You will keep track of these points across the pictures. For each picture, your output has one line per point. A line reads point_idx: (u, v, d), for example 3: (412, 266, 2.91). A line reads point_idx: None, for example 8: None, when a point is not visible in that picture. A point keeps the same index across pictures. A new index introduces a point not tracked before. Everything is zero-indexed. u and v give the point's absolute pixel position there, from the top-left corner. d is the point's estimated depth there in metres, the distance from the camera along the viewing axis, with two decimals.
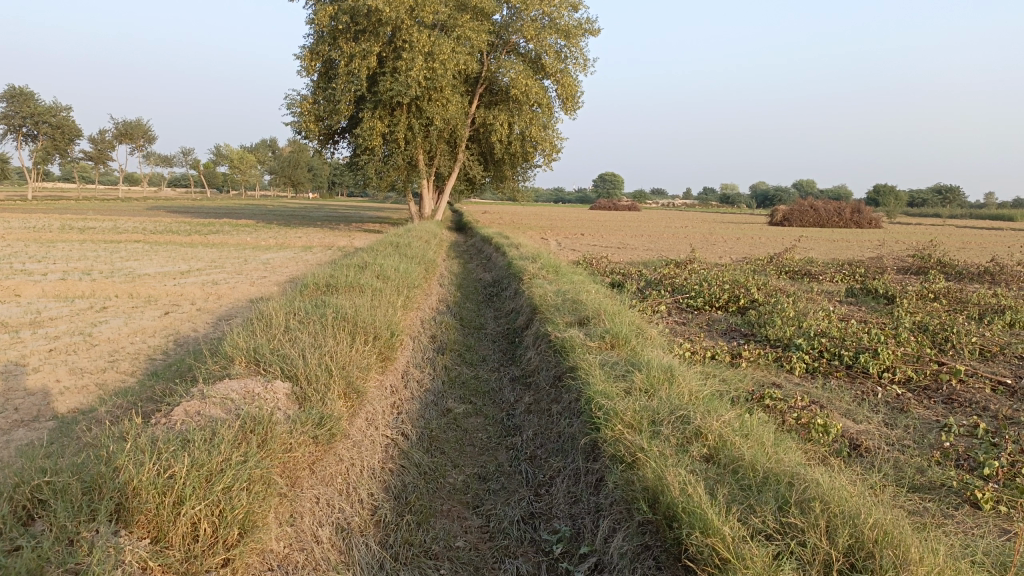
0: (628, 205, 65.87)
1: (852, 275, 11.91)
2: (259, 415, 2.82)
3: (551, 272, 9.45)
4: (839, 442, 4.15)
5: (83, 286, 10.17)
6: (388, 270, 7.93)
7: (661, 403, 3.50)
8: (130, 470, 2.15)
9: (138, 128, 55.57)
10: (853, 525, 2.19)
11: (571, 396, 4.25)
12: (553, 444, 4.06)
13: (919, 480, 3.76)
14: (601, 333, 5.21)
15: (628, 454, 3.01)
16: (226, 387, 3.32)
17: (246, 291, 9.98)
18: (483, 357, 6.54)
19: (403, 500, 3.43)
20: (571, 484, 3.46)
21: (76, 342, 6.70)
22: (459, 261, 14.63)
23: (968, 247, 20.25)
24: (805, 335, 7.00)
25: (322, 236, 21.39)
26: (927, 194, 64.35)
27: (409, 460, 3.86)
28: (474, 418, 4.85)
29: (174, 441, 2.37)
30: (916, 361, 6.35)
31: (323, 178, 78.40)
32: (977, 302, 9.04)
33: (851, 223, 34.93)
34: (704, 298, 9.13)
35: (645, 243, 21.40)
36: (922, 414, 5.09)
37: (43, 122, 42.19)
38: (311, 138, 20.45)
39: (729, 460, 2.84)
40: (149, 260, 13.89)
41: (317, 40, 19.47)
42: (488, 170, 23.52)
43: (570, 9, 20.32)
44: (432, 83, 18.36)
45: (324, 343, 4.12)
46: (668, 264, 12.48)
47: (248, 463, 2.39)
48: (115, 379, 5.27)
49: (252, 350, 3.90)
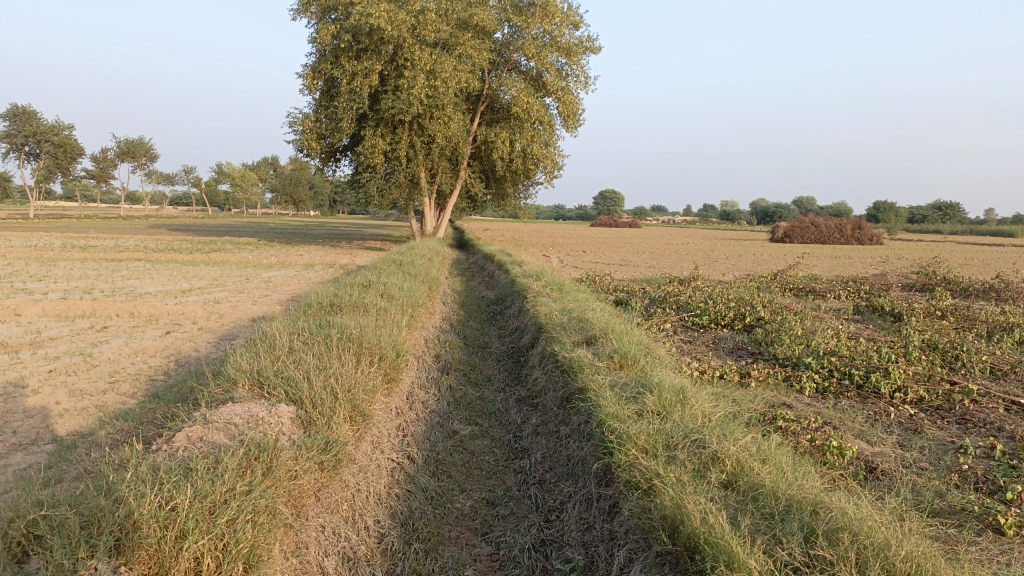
0: (629, 221, 65.96)
1: (858, 292, 11.83)
2: (264, 441, 2.73)
3: (555, 290, 9.38)
4: (855, 465, 4.06)
5: (83, 305, 10.09)
6: (392, 289, 7.85)
7: (674, 426, 3.41)
8: (131, 503, 2.07)
9: (140, 146, 55.71)
10: (884, 557, 2.11)
11: (580, 418, 4.17)
12: (562, 468, 3.96)
13: (939, 504, 3.65)
14: (609, 353, 5.12)
15: (644, 480, 2.93)
16: (229, 411, 3.23)
17: (248, 310, 9.90)
18: (488, 377, 6.46)
19: (410, 527, 3.34)
20: (583, 510, 3.37)
21: (76, 363, 6.62)
22: (461, 279, 14.57)
23: (972, 263, 20.20)
24: (814, 354, 6.90)
25: (323, 254, 21.37)
26: (926, 210, 64.43)
27: (415, 484, 3.77)
28: (480, 441, 4.75)
29: (177, 470, 2.28)
30: (927, 380, 6.26)
31: (324, 196, 78.60)
32: (985, 320, 8.95)
33: (852, 240, 34.89)
34: (710, 316, 9.04)
35: (648, 260, 21.35)
36: (937, 435, 4.99)
37: (45, 141, 42.32)
38: (312, 156, 20.45)
39: (748, 487, 2.76)
40: (150, 279, 13.80)
41: (319, 58, 19.51)
42: (490, 188, 23.52)
43: (571, 28, 20.37)
44: (434, 100, 18.38)
45: (328, 365, 4.04)
46: (672, 281, 12.41)
47: (254, 493, 2.30)
48: (116, 401, 5.18)
49: (255, 372, 3.81)
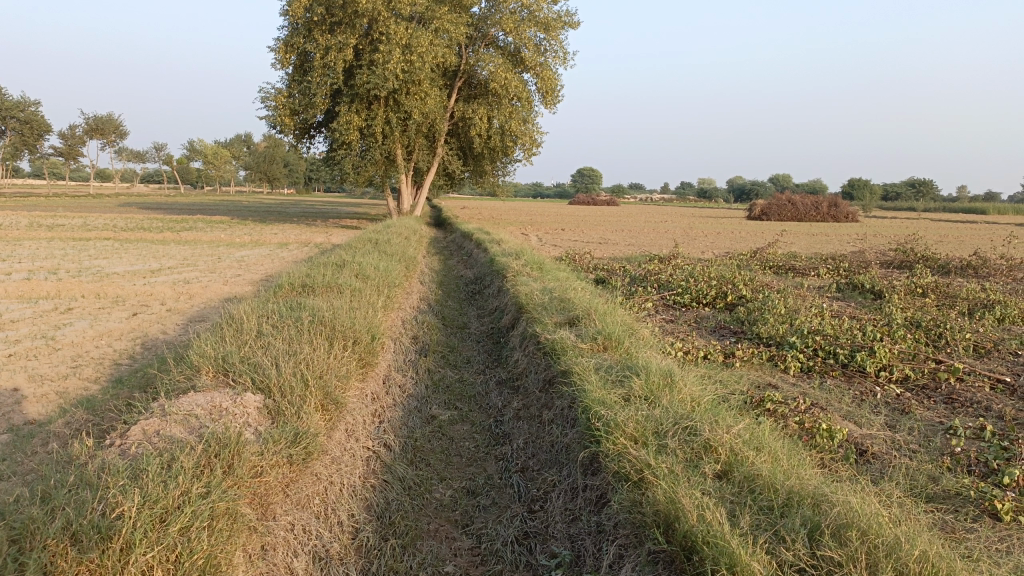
0: (606, 199, 65.72)
1: (837, 269, 11.78)
2: (226, 436, 2.51)
3: (535, 269, 9.20)
4: (846, 448, 3.94)
5: (48, 286, 9.75)
6: (367, 269, 7.62)
7: (663, 412, 3.25)
8: (70, 513, 1.86)
9: (110, 123, 54.49)
10: (894, 558, 1.99)
11: (563, 403, 4.01)
12: (546, 455, 3.80)
13: (932, 489, 3.53)
14: (593, 334, 4.95)
15: (634, 471, 2.77)
16: (190, 401, 3.02)
17: (219, 290, 9.62)
18: (467, 359, 6.29)
19: (386, 520, 3.18)
20: (568, 500, 3.21)
21: (37, 347, 6.33)
22: (439, 258, 14.35)
23: (948, 240, 20.25)
24: (799, 333, 6.77)
25: (298, 233, 21.00)
26: (901, 188, 65.00)
27: (392, 473, 3.61)
28: (460, 426, 4.58)
29: (126, 472, 2.06)
30: (912, 359, 6.16)
31: (299, 173, 77.60)
32: (967, 297, 8.90)
33: (828, 217, 34.98)
34: (691, 294, 8.90)
35: (627, 238, 21.26)
36: (925, 415, 4.90)
37: (11, 117, 41.27)
38: (286, 132, 20.04)
39: (745, 478, 2.61)
40: (118, 259, 13.41)
41: (291, 32, 19.01)
42: (467, 166, 23.24)
43: (549, 2, 20.03)
44: (410, 75, 18.01)
45: (299, 350, 3.83)
46: (652, 259, 12.24)
47: (211, 496, 2.10)
48: (78, 387, 4.95)
49: (220, 358, 3.58)
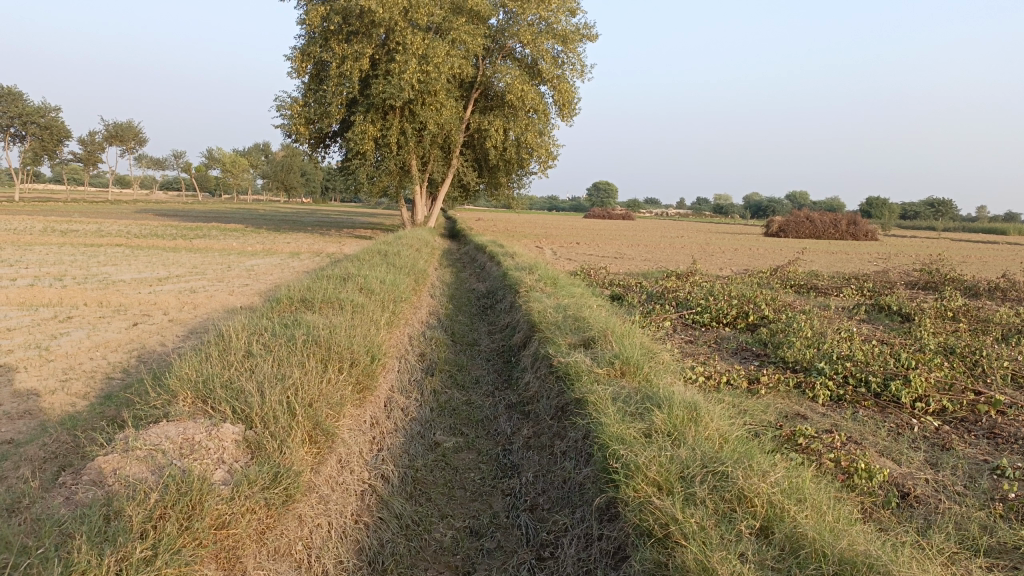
0: (620, 213, 65.13)
1: (861, 290, 11.38)
2: (190, 480, 2.21)
3: (550, 284, 8.88)
4: (886, 491, 3.60)
5: (50, 293, 9.51)
6: (373, 283, 7.32)
7: (691, 452, 2.89)
8: None
9: (129, 130, 54.72)
10: None
11: (577, 435, 3.68)
12: (557, 492, 3.46)
13: (986, 542, 3.14)
14: (609, 358, 4.59)
15: (657, 525, 2.44)
16: (159, 434, 2.74)
17: (225, 301, 9.35)
18: (476, 378, 5.98)
19: (379, 567, 2.87)
20: (581, 548, 2.87)
21: (28, 358, 6.04)
22: (452, 271, 14.07)
23: (973, 262, 19.70)
24: (827, 358, 6.38)
25: (310, 242, 20.82)
26: (919, 206, 64.15)
27: (389, 510, 3.29)
28: (466, 454, 4.25)
29: (55, 544, 1.79)
30: (950, 389, 5.73)
31: (317, 182, 77.77)
32: (999, 321, 8.47)
33: (847, 236, 34.35)
34: (711, 313, 8.55)
35: (642, 253, 20.89)
36: (968, 453, 4.50)
37: (31, 123, 41.39)
38: (300, 141, 19.91)
39: (787, 540, 2.28)
40: (126, 266, 13.15)
41: (308, 41, 18.91)
42: (482, 177, 23.04)
43: (568, 15, 19.81)
44: (426, 86, 17.77)
45: (287, 373, 3.52)
46: (669, 276, 11.88)
47: (156, 562, 1.84)
48: (64, 402, 4.65)
49: (199, 383, 3.27)
